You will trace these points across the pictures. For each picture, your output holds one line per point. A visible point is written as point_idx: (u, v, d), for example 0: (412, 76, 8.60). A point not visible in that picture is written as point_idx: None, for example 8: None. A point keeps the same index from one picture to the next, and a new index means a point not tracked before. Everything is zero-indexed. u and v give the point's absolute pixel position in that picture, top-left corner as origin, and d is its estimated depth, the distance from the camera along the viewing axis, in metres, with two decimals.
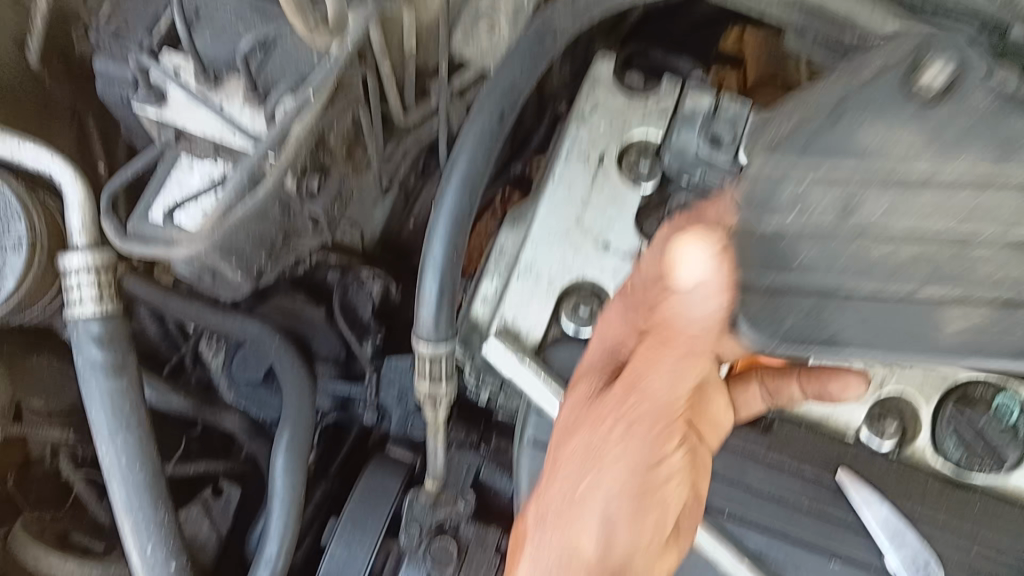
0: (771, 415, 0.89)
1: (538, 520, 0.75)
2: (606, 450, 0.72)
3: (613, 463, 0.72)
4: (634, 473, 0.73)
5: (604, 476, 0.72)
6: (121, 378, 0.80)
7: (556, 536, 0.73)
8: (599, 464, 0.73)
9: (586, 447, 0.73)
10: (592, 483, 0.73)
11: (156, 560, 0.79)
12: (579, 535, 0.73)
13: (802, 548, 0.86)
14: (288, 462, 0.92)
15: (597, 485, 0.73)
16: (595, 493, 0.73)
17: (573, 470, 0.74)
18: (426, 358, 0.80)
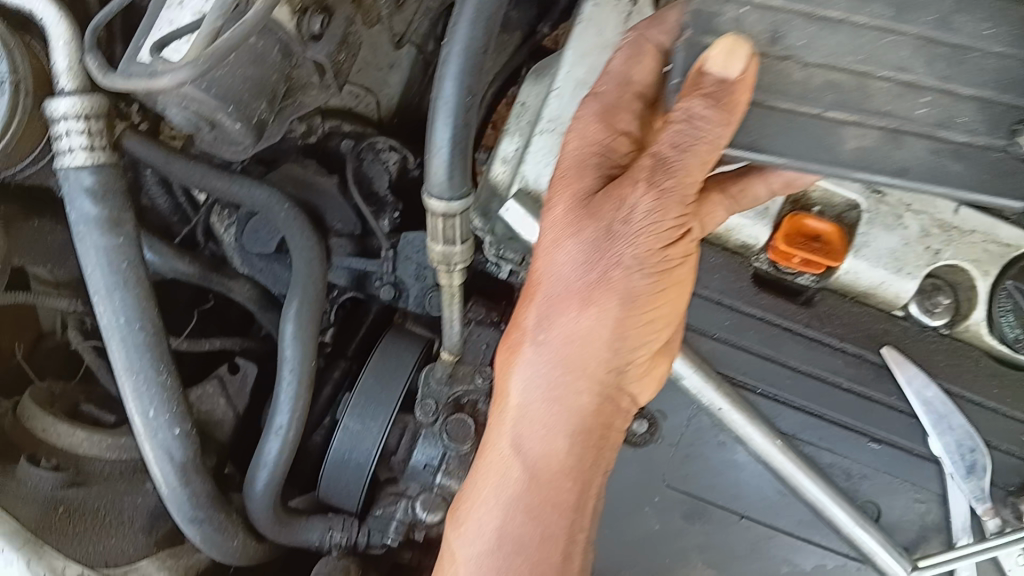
0: (812, 289, 0.83)
1: (537, 331, 0.72)
2: (615, 262, 0.67)
3: (623, 278, 0.67)
4: (609, 312, 0.69)
5: (578, 310, 0.69)
6: (115, 236, 0.76)
7: (556, 344, 0.71)
8: (607, 280, 0.68)
9: (589, 254, 0.68)
10: (599, 298, 0.68)
11: (159, 423, 0.76)
12: (580, 343, 0.70)
13: (837, 427, 0.82)
14: (299, 328, 0.87)
15: (605, 301, 0.68)
16: (602, 308, 0.68)
17: (575, 280, 0.69)
18: (438, 216, 0.72)
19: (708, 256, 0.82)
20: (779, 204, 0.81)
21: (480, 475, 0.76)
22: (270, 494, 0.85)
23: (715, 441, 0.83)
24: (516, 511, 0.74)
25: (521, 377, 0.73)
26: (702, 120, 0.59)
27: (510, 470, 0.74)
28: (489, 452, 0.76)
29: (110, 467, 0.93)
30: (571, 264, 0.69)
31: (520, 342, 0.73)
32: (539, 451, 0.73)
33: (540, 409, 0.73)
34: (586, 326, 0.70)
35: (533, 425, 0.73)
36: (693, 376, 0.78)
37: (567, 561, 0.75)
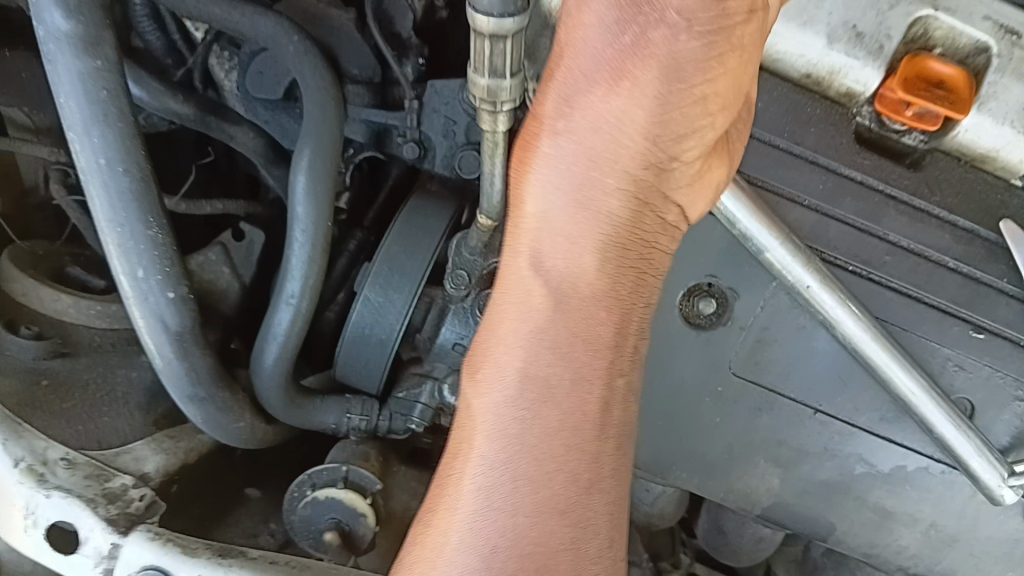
0: (920, 148, 0.70)
1: (559, 116, 0.52)
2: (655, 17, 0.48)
3: (667, 40, 0.48)
4: (652, 87, 0.49)
5: (610, 89, 0.50)
6: (93, 58, 0.61)
7: (583, 133, 0.52)
8: (645, 45, 0.48)
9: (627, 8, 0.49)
10: (636, 70, 0.49)
11: (150, 287, 0.65)
12: (610, 134, 0.51)
13: (939, 314, 0.70)
14: (311, 183, 0.74)
15: (643, 75, 0.49)
16: (641, 81, 0.49)
17: (606, 48, 0.50)
18: (486, 38, 0.58)
19: (806, 106, 0.69)
20: (897, 43, 0.67)
21: (497, 308, 0.58)
22: (281, 371, 0.75)
23: (795, 325, 0.71)
24: (541, 348, 0.56)
25: (536, 182, 0.54)
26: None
27: (532, 296, 0.55)
28: (508, 273, 0.57)
29: (99, 338, 0.82)
30: (598, 24, 0.49)
31: (534, 137, 0.53)
32: (565, 271, 0.55)
33: (564, 220, 0.54)
34: (617, 109, 0.50)
35: (556, 241, 0.54)
36: (779, 249, 0.66)
37: (606, 412, 0.57)
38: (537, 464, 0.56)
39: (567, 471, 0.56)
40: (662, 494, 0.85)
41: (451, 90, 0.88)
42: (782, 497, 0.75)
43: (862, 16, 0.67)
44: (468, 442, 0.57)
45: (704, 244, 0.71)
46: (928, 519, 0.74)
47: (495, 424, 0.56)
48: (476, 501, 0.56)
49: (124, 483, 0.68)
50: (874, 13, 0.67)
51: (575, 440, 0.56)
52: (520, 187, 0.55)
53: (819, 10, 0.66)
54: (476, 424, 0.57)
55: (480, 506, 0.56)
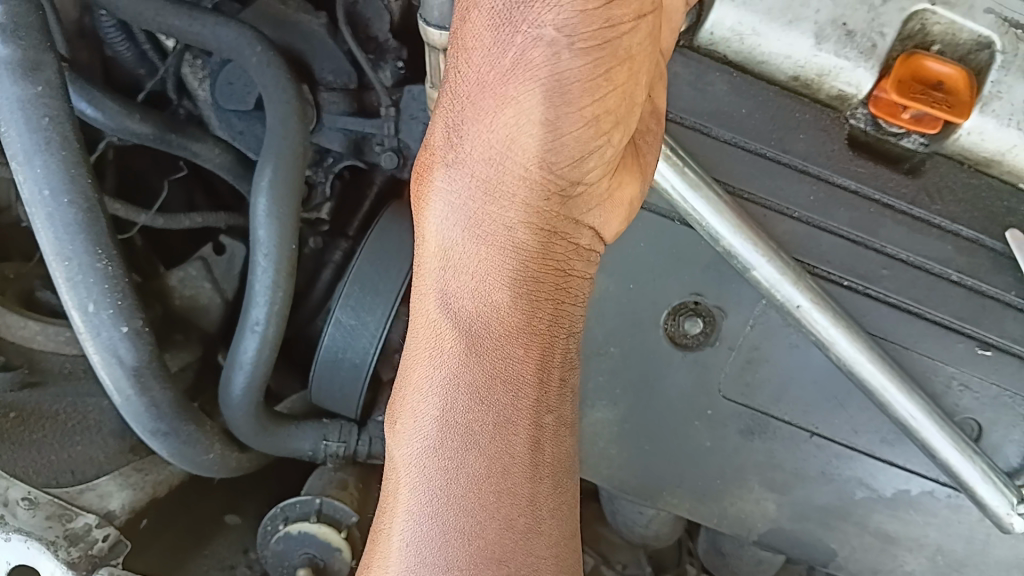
0: (919, 151, 0.65)
1: (449, 148, 0.48)
2: (531, 36, 0.44)
3: (548, 60, 0.44)
4: (536, 109, 0.45)
5: (496, 114, 0.46)
6: (32, 84, 0.58)
7: (475, 163, 0.47)
8: (526, 67, 0.45)
9: (501, 29, 0.45)
10: (520, 92, 0.45)
11: (102, 321, 0.62)
12: (504, 163, 0.47)
13: (940, 329, 0.65)
14: (273, 204, 0.70)
15: (526, 95, 0.45)
16: (526, 105, 0.45)
17: (487, 71, 0.46)
18: (441, 52, 0.54)
19: (795, 111, 0.64)
20: (890, 40, 0.61)
21: (406, 356, 0.53)
22: (251, 398, 0.72)
23: (787, 343, 0.67)
24: (459, 396, 0.51)
25: (432, 220, 0.49)
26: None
27: (442, 341, 0.50)
28: (414, 320, 0.52)
29: (70, 365, 0.79)
30: (477, 48, 0.45)
31: (425, 171, 0.49)
32: (474, 313, 0.50)
33: (467, 256, 0.49)
34: (507, 135, 0.46)
35: (461, 280, 0.49)
36: (766, 267, 0.62)
37: (537, 453, 0.52)
38: (467, 515, 0.51)
39: (501, 518, 0.52)
40: (656, 515, 0.81)
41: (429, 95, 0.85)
42: (779, 523, 0.71)
43: (852, 12, 0.60)
44: (394, 496, 0.53)
45: (688, 259, 0.67)
46: (934, 544, 0.70)
47: (418, 477, 0.52)
48: (408, 558, 0.52)
49: (87, 523, 0.68)
50: (866, 10, 0.60)
51: (504, 485, 0.51)
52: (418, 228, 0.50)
53: (805, 5, 0.60)
54: (400, 477, 0.53)
55: (414, 562, 0.52)
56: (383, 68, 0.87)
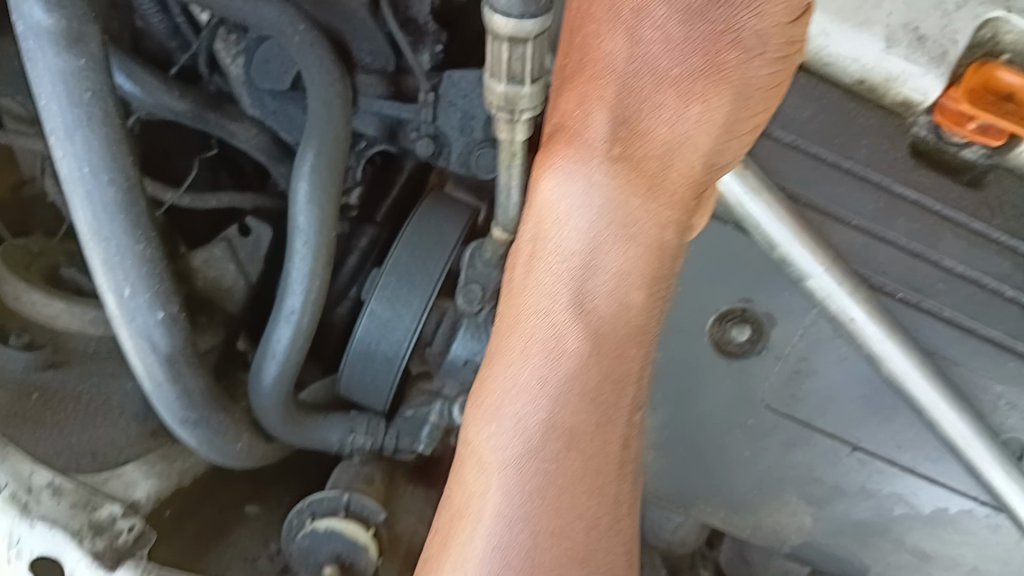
0: (979, 163, 0.64)
1: (613, 142, 0.44)
2: (730, 40, 0.42)
3: (739, 67, 0.42)
4: (717, 104, 0.43)
5: (675, 105, 0.44)
6: (75, 57, 0.56)
7: (636, 151, 0.45)
8: (720, 70, 0.42)
9: (689, 29, 0.42)
10: (706, 95, 0.43)
11: (138, 306, 0.60)
12: (666, 153, 0.45)
13: (993, 347, 0.64)
14: (314, 191, 0.68)
15: (710, 92, 0.43)
16: (711, 106, 0.43)
17: (671, 67, 0.43)
18: (504, 41, 0.52)
19: (859, 116, 0.62)
20: (962, 48, 0.60)
21: (505, 351, 0.48)
22: (281, 390, 0.71)
23: (834, 354, 0.65)
24: (569, 392, 0.47)
25: (574, 210, 0.45)
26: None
27: (562, 337, 0.47)
28: (523, 315, 0.47)
29: (95, 345, 0.78)
30: (664, 37, 0.42)
31: (564, 156, 0.44)
32: (603, 310, 0.47)
33: (606, 252, 0.46)
34: (678, 126, 0.44)
35: (596, 278, 0.46)
36: (824, 276, 0.60)
37: (626, 450, 0.51)
38: (564, 519, 0.49)
39: (592, 519, 0.50)
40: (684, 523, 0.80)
41: (470, 81, 0.82)
42: (813, 536, 0.70)
43: (925, 17, 0.59)
44: (479, 500, 0.49)
45: (737, 265, 0.66)
46: (970, 564, 0.68)
47: (513, 482, 0.48)
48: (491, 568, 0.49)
49: (111, 513, 0.66)
50: (939, 15, 0.59)
51: (601, 485, 0.50)
52: (543, 214, 0.46)
53: (876, 8, 0.60)
54: (487, 474, 0.49)
55: (495, 571, 0.49)
56: (422, 52, 0.84)
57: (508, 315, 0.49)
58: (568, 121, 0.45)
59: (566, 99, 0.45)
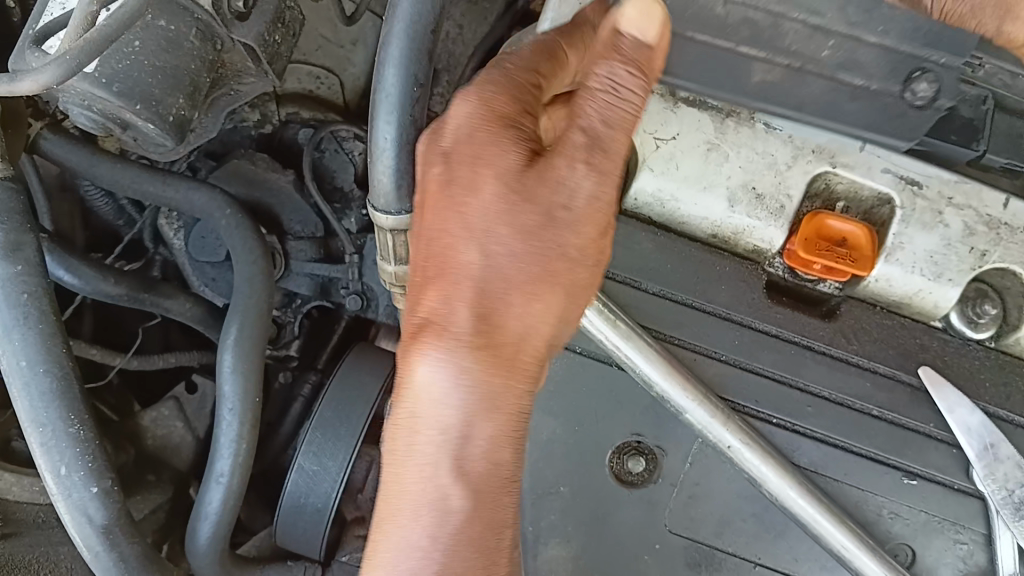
0: (835, 296, 0.72)
1: (474, 334, 0.47)
2: (564, 253, 0.47)
3: (568, 267, 0.48)
4: (555, 298, 0.48)
5: (522, 303, 0.48)
6: (13, 262, 0.64)
7: (491, 346, 0.48)
8: (554, 274, 0.48)
9: (528, 245, 0.47)
10: (545, 292, 0.48)
11: (74, 482, 0.65)
12: (518, 345, 0.49)
13: (868, 461, 0.70)
14: (239, 360, 0.74)
15: (547, 291, 0.48)
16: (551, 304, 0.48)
17: (515, 269, 0.47)
18: (387, 231, 0.60)
19: (717, 265, 0.69)
20: (797, 201, 0.68)
21: (396, 516, 0.50)
22: (216, 549, 0.75)
23: (725, 477, 0.71)
24: (452, 560, 0.49)
25: (442, 398, 0.48)
26: (615, 83, 0.47)
27: (447, 503, 0.49)
28: (403, 485, 0.49)
29: (43, 514, 0.82)
30: (507, 241, 0.47)
31: (423, 348, 0.47)
32: (475, 475, 0.49)
33: (476, 430, 0.49)
34: (524, 318, 0.48)
35: (474, 447, 0.49)
36: (698, 410, 0.66)
37: None
38: None
39: None
40: None
41: None
42: None
43: (761, 178, 0.68)
44: None
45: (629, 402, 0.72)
46: None
47: None
48: None
49: None
50: (773, 175, 0.68)
51: None
52: (409, 401, 0.49)
53: (717, 173, 0.68)
54: None
55: None
56: (348, 216, 0.96)
57: (387, 484, 0.51)
58: (432, 315, 0.48)
59: (427, 296, 0.48)
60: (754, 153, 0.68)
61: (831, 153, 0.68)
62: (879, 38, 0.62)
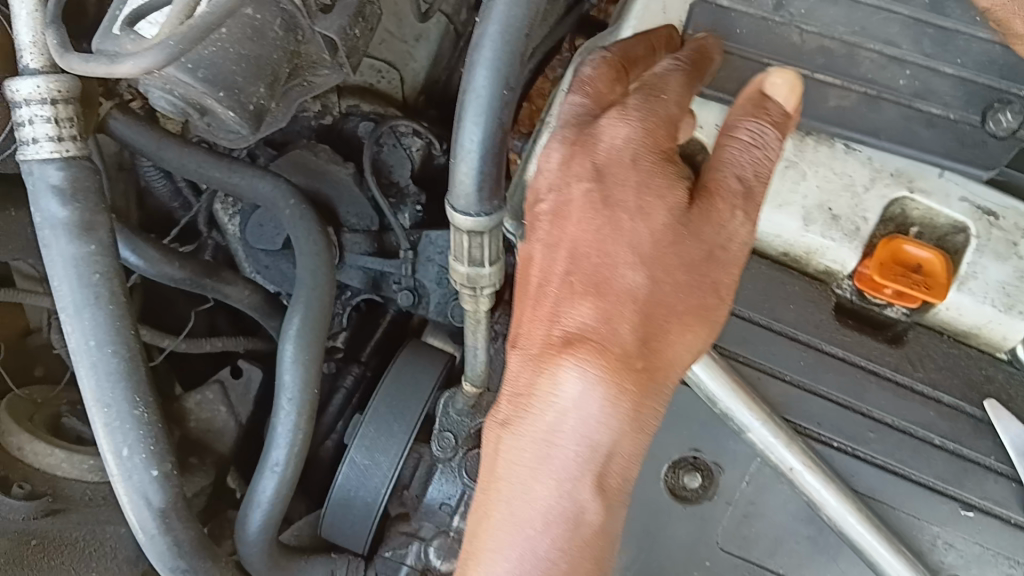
0: (902, 322, 0.71)
1: (633, 356, 0.48)
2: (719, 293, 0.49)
3: (715, 293, 0.50)
4: (701, 328, 0.50)
5: (677, 329, 0.49)
6: (87, 242, 0.64)
7: (644, 368, 0.49)
8: (705, 307, 0.50)
9: (685, 276, 0.49)
10: (693, 323, 0.50)
11: (134, 464, 0.65)
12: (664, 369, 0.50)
13: (926, 490, 0.69)
14: (298, 352, 0.74)
15: (696, 322, 0.50)
16: (700, 338, 0.50)
17: (675, 299, 0.49)
18: (464, 233, 0.60)
19: (785, 283, 0.69)
20: (873, 224, 0.67)
21: (518, 523, 0.50)
22: (265, 537, 0.75)
23: (781, 498, 0.70)
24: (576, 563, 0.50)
25: (591, 418, 0.48)
26: (762, 139, 0.50)
27: (583, 512, 0.49)
28: (539, 488, 0.50)
29: (91, 492, 0.83)
30: (669, 270, 0.49)
31: (575, 361, 0.48)
32: (611, 486, 0.50)
33: (621, 447, 0.49)
34: (673, 343, 0.50)
35: (609, 469, 0.49)
36: (761, 429, 0.66)
37: None
38: None
39: None
40: None
41: (445, 240, 0.92)
42: None
43: (837, 198, 0.67)
44: None
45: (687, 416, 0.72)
46: None
47: None
48: None
49: None
50: (850, 196, 0.67)
51: None
52: (553, 410, 0.49)
53: (794, 192, 0.67)
54: None
55: None
56: (403, 211, 0.96)
57: (511, 485, 0.51)
58: (587, 332, 0.49)
59: (580, 308, 0.49)
60: (831, 173, 0.67)
61: (910, 178, 0.67)
62: (955, 70, 0.64)
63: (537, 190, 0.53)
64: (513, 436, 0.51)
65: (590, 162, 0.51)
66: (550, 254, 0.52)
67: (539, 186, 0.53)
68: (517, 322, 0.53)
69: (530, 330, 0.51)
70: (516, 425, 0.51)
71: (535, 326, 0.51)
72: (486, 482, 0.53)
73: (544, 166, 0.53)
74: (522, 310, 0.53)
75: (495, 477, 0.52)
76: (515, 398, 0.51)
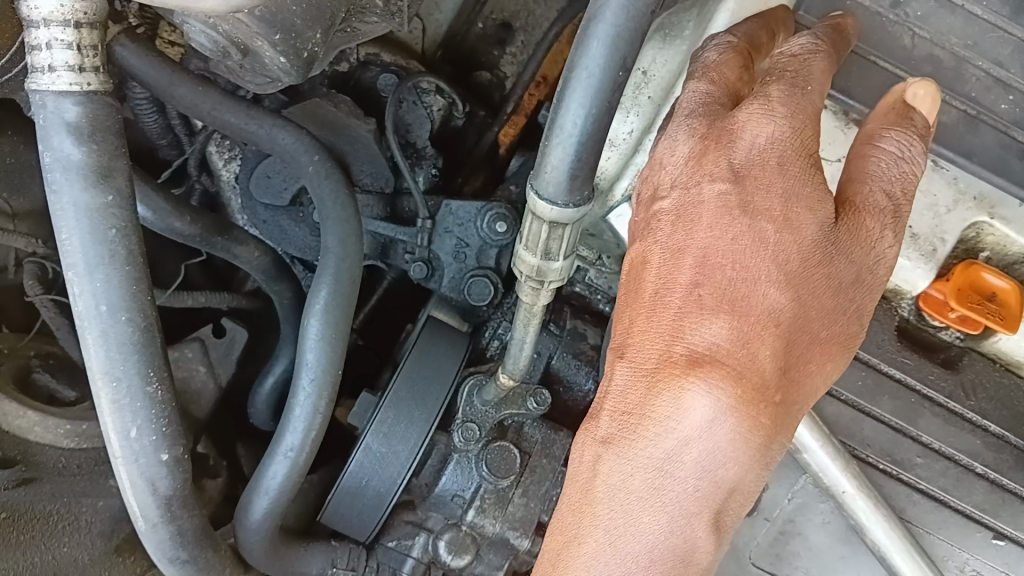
0: (957, 345, 0.69)
1: (770, 384, 0.45)
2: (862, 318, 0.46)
3: (856, 318, 0.47)
4: (837, 352, 0.47)
5: (815, 353, 0.46)
6: (102, 193, 0.54)
7: (781, 396, 0.45)
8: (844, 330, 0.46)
9: (831, 300, 0.46)
10: (831, 346, 0.47)
11: (142, 447, 0.59)
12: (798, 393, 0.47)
13: (962, 518, 0.67)
14: (325, 329, 0.70)
15: (833, 345, 0.46)
16: (835, 366, 0.47)
17: (815, 320, 0.45)
18: (545, 223, 0.56)
19: None
20: (949, 247, 0.64)
21: (622, 550, 0.47)
22: (269, 523, 0.70)
23: (820, 518, 0.68)
24: None
25: (717, 448, 0.45)
26: (910, 152, 0.46)
27: (696, 542, 0.47)
28: (650, 517, 0.47)
29: (64, 460, 0.75)
30: (814, 291, 0.45)
31: (703, 385, 0.44)
32: (725, 516, 0.47)
33: (745, 477, 0.46)
34: (809, 369, 0.46)
35: (726, 503, 0.47)
36: (819, 452, 0.63)
37: None
38: None
39: None
40: None
41: (467, 212, 0.84)
42: None
43: (917, 217, 0.64)
44: None
45: None
46: None
47: None
48: None
49: None
50: (931, 216, 0.64)
51: None
52: (673, 435, 0.46)
53: None
54: None
55: None
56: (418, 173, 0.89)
57: (615, 510, 0.48)
58: (719, 355, 0.44)
59: (711, 325, 0.45)
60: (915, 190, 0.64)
61: (992, 204, 0.64)
62: None
63: (657, 186, 0.48)
64: (617, 458, 0.48)
65: (729, 161, 0.45)
66: (672, 261, 0.46)
67: (659, 181, 0.48)
68: (624, 329, 0.49)
69: (642, 343, 0.47)
70: (623, 446, 0.47)
71: (650, 338, 0.47)
72: (578, 503, 0.50)
73: (666, 159, 0.48)
74: (631, 317, 0.48)
75: (593, 499, 0.49)
76: (622, 415, 0.48)
